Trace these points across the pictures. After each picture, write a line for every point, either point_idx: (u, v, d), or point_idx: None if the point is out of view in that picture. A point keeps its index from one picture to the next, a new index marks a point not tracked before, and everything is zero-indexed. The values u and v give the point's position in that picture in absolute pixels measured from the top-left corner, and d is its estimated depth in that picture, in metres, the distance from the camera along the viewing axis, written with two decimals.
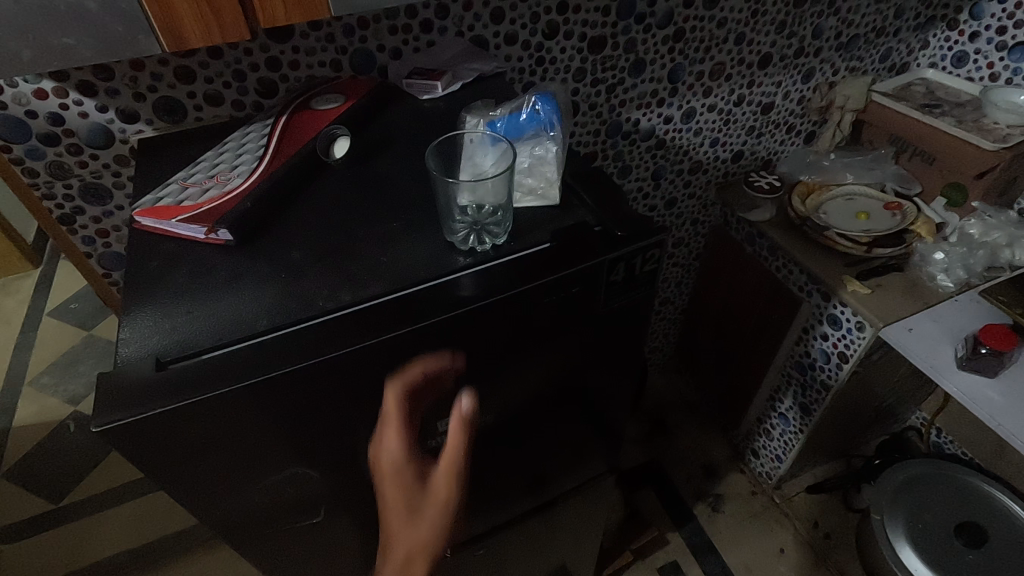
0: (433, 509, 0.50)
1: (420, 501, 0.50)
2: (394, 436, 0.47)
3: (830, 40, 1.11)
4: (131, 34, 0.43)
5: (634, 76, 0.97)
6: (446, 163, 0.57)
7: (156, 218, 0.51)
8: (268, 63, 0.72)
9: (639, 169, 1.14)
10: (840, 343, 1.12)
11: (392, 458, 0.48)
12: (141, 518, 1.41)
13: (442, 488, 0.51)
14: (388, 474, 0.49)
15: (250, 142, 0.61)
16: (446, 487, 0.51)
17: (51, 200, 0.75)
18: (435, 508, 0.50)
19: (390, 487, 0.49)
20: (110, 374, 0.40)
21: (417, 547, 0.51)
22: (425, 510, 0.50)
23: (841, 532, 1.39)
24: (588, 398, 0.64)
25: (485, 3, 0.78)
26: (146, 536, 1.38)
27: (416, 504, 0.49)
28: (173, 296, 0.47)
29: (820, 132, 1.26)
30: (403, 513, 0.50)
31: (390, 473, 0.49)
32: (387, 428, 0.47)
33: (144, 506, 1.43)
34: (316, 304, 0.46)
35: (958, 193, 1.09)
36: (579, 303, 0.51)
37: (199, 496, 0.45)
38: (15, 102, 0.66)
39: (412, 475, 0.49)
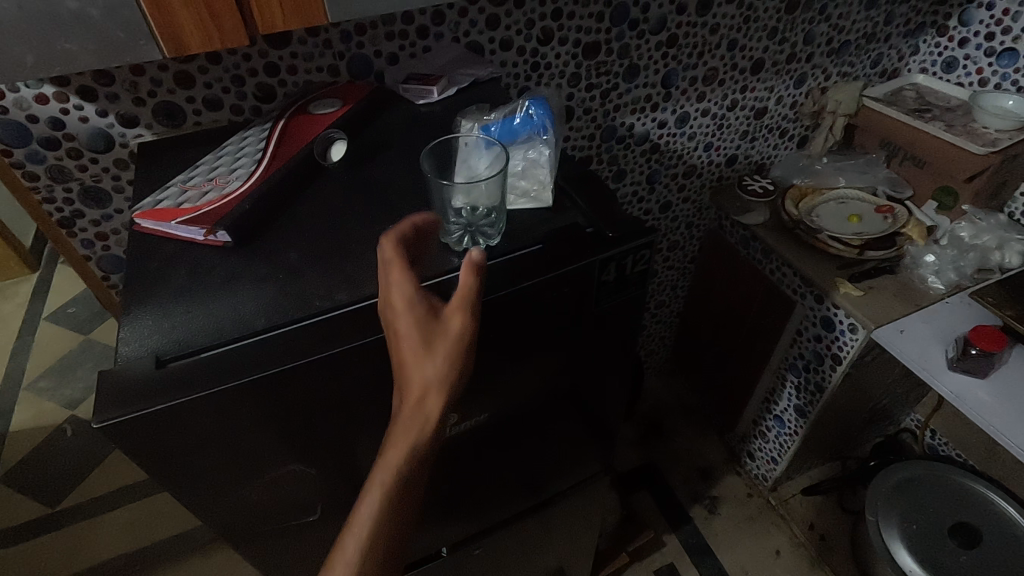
0: (447, 347, 0.41)
1: (433, 338, 0.41)
2: (404, 270, 0.43)
3: (821, 46, 1.13)
4: (133, 40, 0.44)
5: (628, 81, 0.99)
6: (442, 166, 0.58)
7: (155, 220, 0.52)
8: (267, 68, 0.73)
9: (634, 173, 1.15)
10: (833, 345, 1.13)
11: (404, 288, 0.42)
12: (142, 519, 1.41)
13: (455, 324, 0.41)
14: (400, 307, 0.42)
15: (249, 146, 0.62)
16: (461, 319, 0.41)
17: (51, 204, 0.76)
18: (445, 349, 0.41)
19: (401, 323, 0.41)
20: (110, 372, 0.41)
21: (425, 386, 0.41)
22: (436, 347, 0.41)
23: (836, 533, 1.40)
24: (582, 397, 0.65)
25: (480, 9, 0.80)
26: (148, 538, 1.38)
27: (428, 340, 0.41)
28: (172, 296, 0.48)
29: (813, 136, 1.28)
30: (411, 348, 0.41)
31: (403, 306, 0.42)
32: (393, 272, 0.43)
33: (145, 509, 1.44)
34: (313, 304, 0.47)
35: (949, 198, 1.11)
36: (571, 303, 0.52)
37: (197, 494, 0.46)
38: (17, 106, 0.67)
39: (425, 309, 0.42)
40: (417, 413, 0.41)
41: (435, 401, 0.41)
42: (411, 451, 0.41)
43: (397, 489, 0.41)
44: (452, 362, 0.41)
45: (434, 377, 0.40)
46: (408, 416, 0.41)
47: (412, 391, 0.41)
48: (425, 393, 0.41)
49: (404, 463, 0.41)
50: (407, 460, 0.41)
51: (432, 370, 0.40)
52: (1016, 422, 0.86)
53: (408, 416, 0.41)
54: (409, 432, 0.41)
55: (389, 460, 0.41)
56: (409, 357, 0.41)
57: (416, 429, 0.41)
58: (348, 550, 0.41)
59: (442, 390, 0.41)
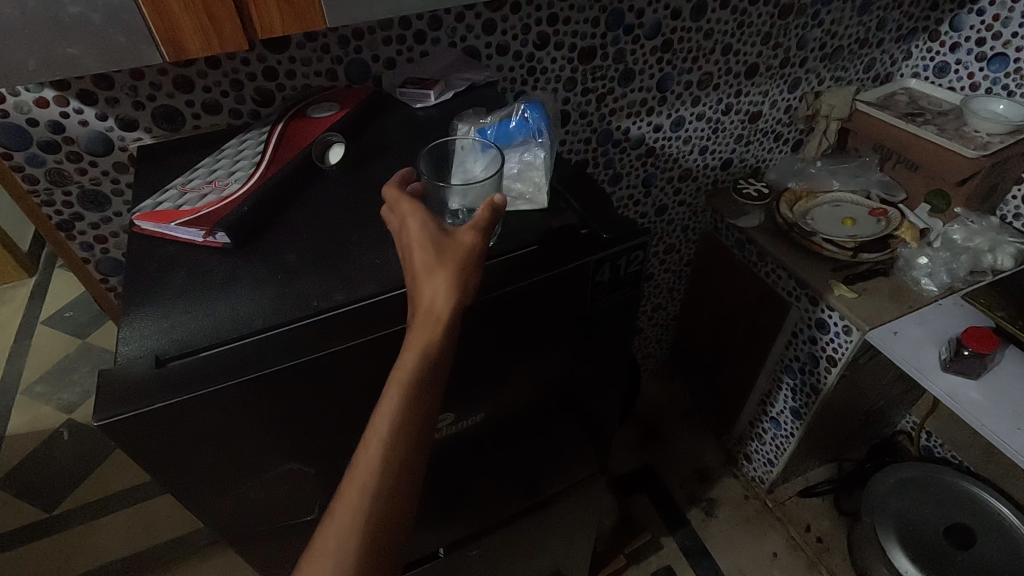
0: (458, 257, 0.44)
1: (444, 251, 0.45)
2: (416, 203, 0.48)
3: (815, 51, 1.14)
4: (134, 45, 0.45)
5: (624, 85, 1.00)
6: (438, 166, 0.58)
7: (154, 222, 0.52)
8: (265, 73, 0.74)
9: (630, 176, 1.16)
10: (828, 347, 1.13)
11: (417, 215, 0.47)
12: (142, 522, 1.41)
13: (466, 240, 0.45)
14: (414, 230, 0.46)
15: (248, 149, 0.62)
16: (471, 237, 0.45)
17: (50, 207, 0.77)
18: (455, 259, 0.44)
19: (414, 243, 0.45)
20: (109, 371, 0.42)
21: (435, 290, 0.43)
22: (448, 258, 0.44)
23: (832, 535, 1.40)
24: (577, 398, 0.65)
25: (477, 15, 0.81)
26: (148, 540, 1.38)
27: (440, 253, 0.44)
28: (171, 297, 0.48)
29: (807, 140, 1.29)
30: (425, 261, 0.44)
31: (417, 228, 0.46)
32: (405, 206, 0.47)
33: (146, 511, 1.44)
34: (311, 304, 0.47)
35: (941, 201, 1.12)
36: (566, 303, 0.53)
37: (195, 493, 0.46)
38: (17, 110, 0.68)
39: (437, 229, 0.46)
40: (430, 315, 0.43)
41: (445, 302, 0.43)
42: (426, 355, 0.42)
43: (413, 396, 0.41)
44: (463, 270, 0.44)
45: (446, 281, 0.43)
46: (422, 320, 0.43)
47: (425, 297, 0.43)
48: (437, 297, 0.43)
49: (419, 366, 0.42)
50: (423, 364, 0.42)
51: (444, 275, 0.43)
52: (1007, 422, 0.86)
53: (421, 321, 0.43)
54: (424, 335, 0.42)
55: (406, 366, 0.42)
56: (422, 267, 0.44)
57: (430, 332, 0.42)
58: (365, 463, 0.40)
59: (454, 294, 0.43)
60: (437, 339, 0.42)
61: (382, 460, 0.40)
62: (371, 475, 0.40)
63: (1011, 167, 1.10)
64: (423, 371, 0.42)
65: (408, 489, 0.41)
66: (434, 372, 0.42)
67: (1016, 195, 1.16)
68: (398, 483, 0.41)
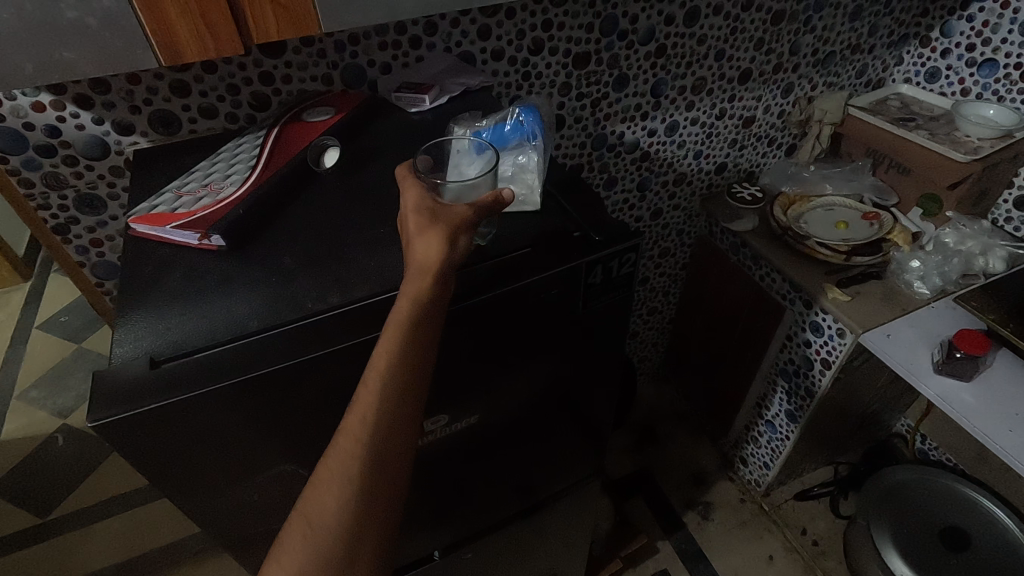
0: (450, 222, 0.47)
1: (438, 217, 0.47)
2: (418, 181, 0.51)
3: (807, 56, 1.15)
4: (131, 49, 0.45)
5: (618, 90, 1.01)
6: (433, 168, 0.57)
7: (149, 225, 0.53)
8: (261, 78, 0.74)
9: (625, 180, 1.17)
10: (822, 350, 1.14)
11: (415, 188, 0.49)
12: (140, 527, 1.41)
13: (460, 210, 0.48)
14: (411, 199, 0.49)
15: (243, 153, 0.63)
16: (464, 208, 0.48)
17: (46, 210, 0.77)
18: (447, 221, 0.47)
19: (409, 211, 0.48)
20: (104, 373, 0.42)
21: (427, 246, 0.45)
22: (440, 221, 0.46)
23: (828, 538, 1.40)
24: (571, 400, 0.66)
25: (472, 20, 0.81)
26: (145, 545, 1.37)
27: (433, 217, 0.47)
28: (166, 300, 0.48)
29: (800, 144, 1.30)
30: (419, 224, 0.47)
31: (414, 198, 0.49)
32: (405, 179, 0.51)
33: (143, 515, 1.43)
34: (306, 306, 0.48)
35: (933, 205, 1.13)
36: (559, 305, 0.53)
37: (188, 495, 0.46)
38: (13, 114, 0.68)
39: (432, 199, 0.49)
40: (420, 268, 0.44)
41: (435, 256, 0.44)
42: (417, 303, 0.43)
43: (404, 342, 0.42)
44: (454, 232, 0.46)
45: (437, 238, 0.45)
46: (414, 273, 0.44)
47: (416, 254, 0.45)
48: (427, 253, 0.45)
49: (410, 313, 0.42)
50: (413, 311, 0.43)
51: (434, 234, 0.45)
52: (998, 424, 0.86)
53: (413, 274, 0.44)
54: (415, 285, 0.44)
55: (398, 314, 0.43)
56: (416, 229, 0.46)
57: (420, 284, 0.44)
58: (359, 411, 0.41)
59: (445, 249, 0.45)
60: (428, 289, 0.44)
61: (378, 405, 0.41)
62: (366, 421, 0.40)
63: (1002, 172, 1.11)
64: (414, 319, 0.42)
65: (402, 437, 0.42)
66: (425, 321, 0.43)
67: (1006, 199, 1.17)
68: (391, 429, 0.41)
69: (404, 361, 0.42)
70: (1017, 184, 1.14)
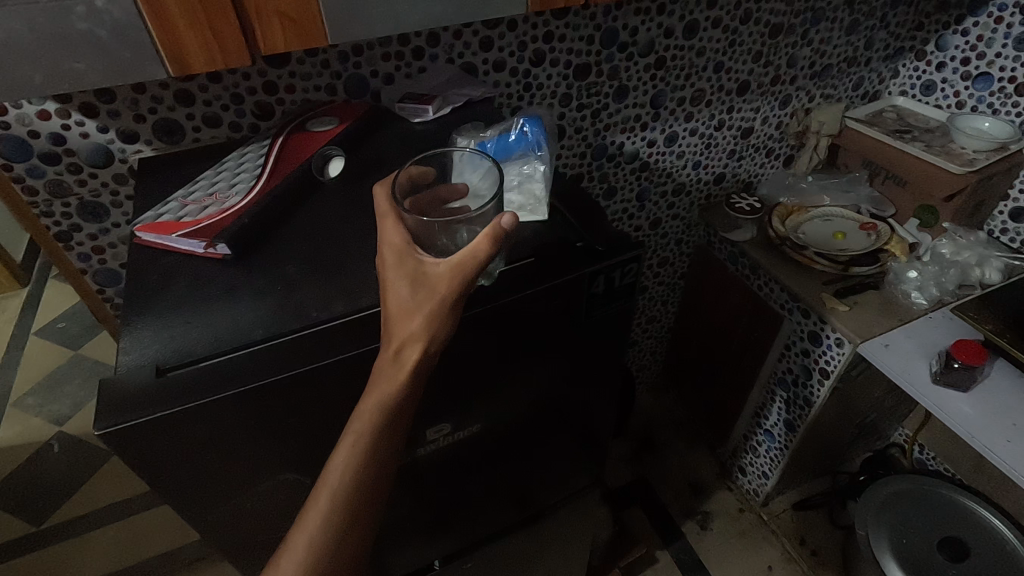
0: (432, 303, 0.44)
1: (418, 293, 0.45)
2: (399, 225, 0.48)
3: (804, 69, 1.16)
4: (139, 61, 0.46)
5: (618, 101, 1.02)
6: (412, 188, 0.54)
7: (155, 233, 0.53)
8: (265, 87, 0.75)
9: (624, 190, 1.17)
10: (820, 359, 1.14)
11: (395, 248, 0.46)
12: (138, 534, 1.40)
13: (442, 282, 0.44)
14: (390, 264, 0.46)
15: (248, 162, 0.63)
16: (448, 280, 0.44)
17: (49, 218, 0.77)
18: (427, 302, 0.44)
19: (391, 278, 0.46)
20: (110, 381, 0.42)
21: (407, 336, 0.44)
22: (421, 303, 0.44)
23: (827, 549, 1.40)
24: (572, 410, 0.66)
25: (475, 32, 0.82)
26: (142, 552, 1.36)
27: (414, 294, 0.45)
28: (172, 308, 0.49)
29: (798, 155, 1.31)
30: (400, 303, 0.45)
31: (393, 263, 0.46)
32: (387, 223, 0.48)
33: (142, 522, 1.42)
34: (310, 315, 0.48)
35: (929, 216, 1.12)
36: (564, 313, 0.53)
37: (193, 503, 0.46)
38: (19, 122, 0.68)
39: (415, 263, 0.46)
40: (394, 366, 0.44)
41: (411, 356, 0.43)
42: (381, 416, 0.44)
43: (364, 454, 0.44)
44: (436, 317, 0.44)
45: (416, 328, 0.44)
46: (386, 370, 0.44)
47: (396, 339, 0.44)
48: (404, 345, 0.44)
49: (372, 427, 0.44)
50: (377, 421, 0.44)
51: (414, 322, 0.44)
52: (996, 435, 0.87)
53: (386, 375, 0.44)
54: (386, 380, 0.44)
55: (359, 428, 0.44)
56: (397, 310, 0.45)
57: (395, 377, 0.44)
58: (326, 493, 0.45)
59: (422, 344, 0.43)
60: (400, 392, 0.43)
61: (343, 491, 0.44)
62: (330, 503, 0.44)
63: (997, 184, 1.12)
64: (378, 430, 0.44)
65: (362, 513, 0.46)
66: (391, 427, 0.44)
67: (1002, 211, 1.18)
68: (352, 509, 0.45)
69: (369, 457, 0.44)
70: (1012, 196, 1.16)
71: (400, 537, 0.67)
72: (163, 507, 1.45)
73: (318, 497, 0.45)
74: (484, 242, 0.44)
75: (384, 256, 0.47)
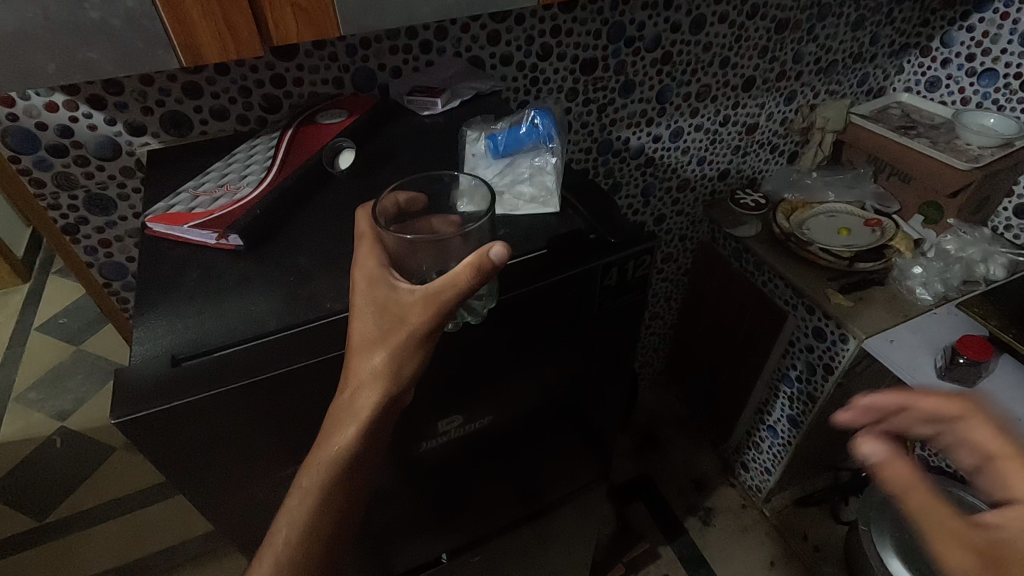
0: (402, 335, 0.43)
1: (387, 324, 0.43)
2: (376, 248, 0.46)
3: (810, 65, 1.16)
4: (152, 50, 0.45)
5: (624, 96, 1.01)
6: (400, 216, 0.52)
7: (167, 224, 0.53)
8: (273, 80, 0.75)
9: (628, 186, 1.17)
10: (824, 355, 1.15)
11: (369, 273, 0.45)
12: (141, 529, 1.40)
13: (416, 312, 0.43)
14: (360, 287, 0.44)
15: (258, 154, 0.63)
16: (423, 310, 0.42)
17: (56, 210, 0.77)
18: (397, 335, 0.43)
19: (359, 304, 0.44)
20: (125, 371, 0.42)
21: (372, 371, 0.43)
22: (390, 335, 0.43)
23: (829, 545, 1.40)
24: (580, 404, 0.66)
25: (482, 26, 0.82)
26: (145, 547, 1.36)
27: (384, 325, 0.43)
28: (185, 298, 0.49)
29: (802, 152, 1.31)
30: (365, 334, 0.44)
31: (364, 289, 0.44)
32: (363, 245, 0.46)
33: (146, 517, 1.42)
34: (323, 305, 0.48)
35: (934, 212, 1.14)
36: (576, 305, 0.53)
37: (207, 492, 0.46)
38: (26, 114, 0.68)
39: (385, 288, 0.44)
40: (349, 410, 0.43)
41: (367, 401, 0.43)
42: (331, 470, 0.44)
43: (323, 497, 0.44)
44: (403, 352, 0.44)
45: (382, 363, 0.43)
46: (340, 414, 0.43)
47: (361, 372, 0.43)
48: (363, 386, 0.43)
49: (322, 481, 0.44)
50: (339, 456, 0.44)
51: (377, 358, 0.43)
52: None
53: (341, 420, 0.43)
54: (348, 415, 0.43)
55: (311, 480, 0.44)
56: (363, 341, 0.43)
57: (357, 416, 0.43)
58: (286, 530, 0.45)
59: (382, 385, 0.43)
60: (355, 438, 0.43)
61: (304, 525, 0.45)
62: (292, 539, 0.44)
63: (1002, 180, 1.12)
64: (333, 475, 0.44)
65: (322, 550, 0.46)
66: (345, 479, 0.45)
67: (1006, 207, 1.18)
68: (316, 545, 0.45)
69: (331, 494, 0.45)
70: (1017, 192, 1.16)
71: (407, 530, 0.67)
72: (167, 502, 1.45)
73: (263, 559, 0.45)
74: (468, 271, 0.41)
75: (355, 280, 0.45)
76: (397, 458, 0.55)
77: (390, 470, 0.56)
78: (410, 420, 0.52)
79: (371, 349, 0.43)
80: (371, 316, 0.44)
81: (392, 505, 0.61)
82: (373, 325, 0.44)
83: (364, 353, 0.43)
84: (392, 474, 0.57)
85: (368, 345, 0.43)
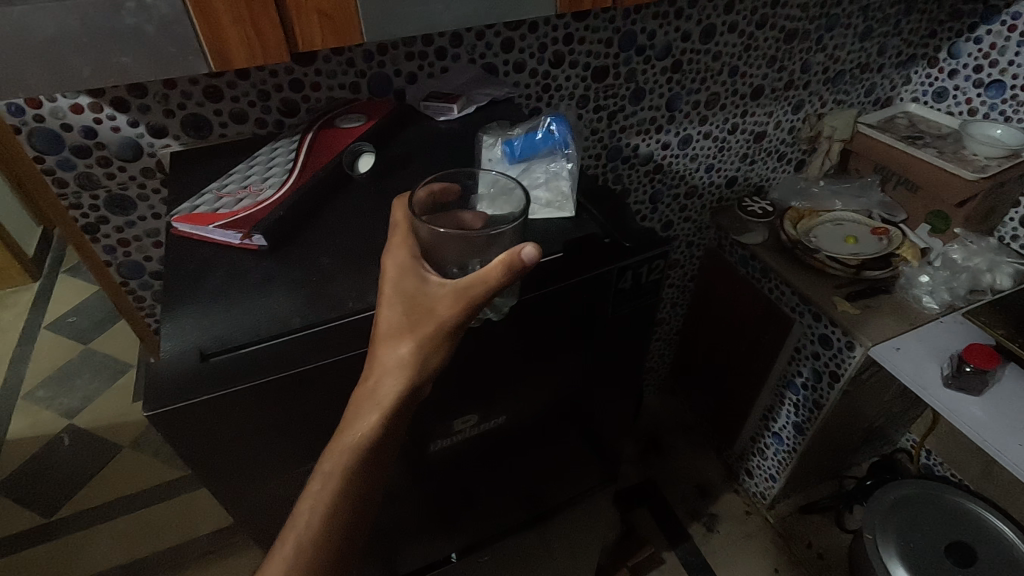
0: (429, 327, 0.44)
1: (416, 317, 0.45)
2: (410, 239, 0.48)
3: (818, 74, 1.17)
4: (184, 56, 0.47)
5: (635, 103, 1.03)
6: (433, 206, 0.53)
7: (193, 224, 0.54)
8: (291, 84, 0.76)
9: (637, 193, 1.18)
10: (831, 362, 1.15)
11: (399, 263, 0.46)
12: (147, 527, 1.41)
13: (445, 304, 0.44)
14: (391, 277, 0.46)
15: (280, 157, 0.65)
16: (452, 303, 0.43)
17: (77, 210, 0.78)
18: (424, 329, 0.44)
19: (388, 293, 0.45)
20: (155, 367, 0.43)
21: (396, 362, 0.44)
22: (417, 326, 0.44)
23: (833, 552, 1.40)
24: (592, 407, 0.67)
25: (496, 33, 0.84)
26: (151, 546, 1.37)
27: (410, 318, 0.45)
28: (210, 296, 0.50)
29: (810, 160, 1.32)
30: (390, 325, 0.45)
31: (393, 278, 0.46)
32: (396, 236, 0.48)
33: (152, 517, 1.43)
34: (345, 305, 0.49)
35: (941, 222, 1.15)
36: (592, 308, 0.55)
37: (231, 486, 0.47)
38: (52, 116, 0.70)
39: (416, 281, 0.46)
40: (371, 399, 0.44)
41: (389, 390, 0.44)
42: (353, 458, 0.44)
43: (340, 489, 0.45)
44: (427, 343, 0.45)
45: (408, 354, 0.44)
46: (363, 403, 0.44)
47: (387, 362, 0.44)
48: (387, 375, 0.44)
49: (342, 469, 0.45)
50: (359, 446, 0.44)
51: (403, 349, 0.44)
52: (1008, 438, 0.87)
53: (363, 409, 0.44)
54: (371, 405, 0.44)
55: (329, 468, 0.45)
56: (390, 331, 0.44)
57: (378, 406, 0.44)
58: (304, 518, 0.45)
59: (405, 375, 0.44)
60: (375, 427, 0.44)
61: (321, 515, 0.45)
62: (311, 528, 0.45)
63: (1007, 191, 1.13)
64: (350, 468, 0.45)
65: (337, 540, 0.46)
66: (364, 468, 0.45)
67: (1013, 217, 1.19)
68: (330, 535, 0.46)
69: (348, 484, 0.45)
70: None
71: (417, 528, 0.68)
72: (177, 500, 1.46)
73: (284, 542, 0.45)
74: (499, 269, 0.41)
75: (386, 269, 0.46)
76: (411, 456, 0.56)
77: (404, 469, 0.57)
78: (426, 420, 0.53)
79: (398, 341, 0.44)
80: (399, 307, 0.45)
81: (404, 503, 0.62)
82: (399, 316, 0.45)
83: (391, 344, 0.44)
84: (406, 473, 0.58)
85: (396, 335, 0.44)
